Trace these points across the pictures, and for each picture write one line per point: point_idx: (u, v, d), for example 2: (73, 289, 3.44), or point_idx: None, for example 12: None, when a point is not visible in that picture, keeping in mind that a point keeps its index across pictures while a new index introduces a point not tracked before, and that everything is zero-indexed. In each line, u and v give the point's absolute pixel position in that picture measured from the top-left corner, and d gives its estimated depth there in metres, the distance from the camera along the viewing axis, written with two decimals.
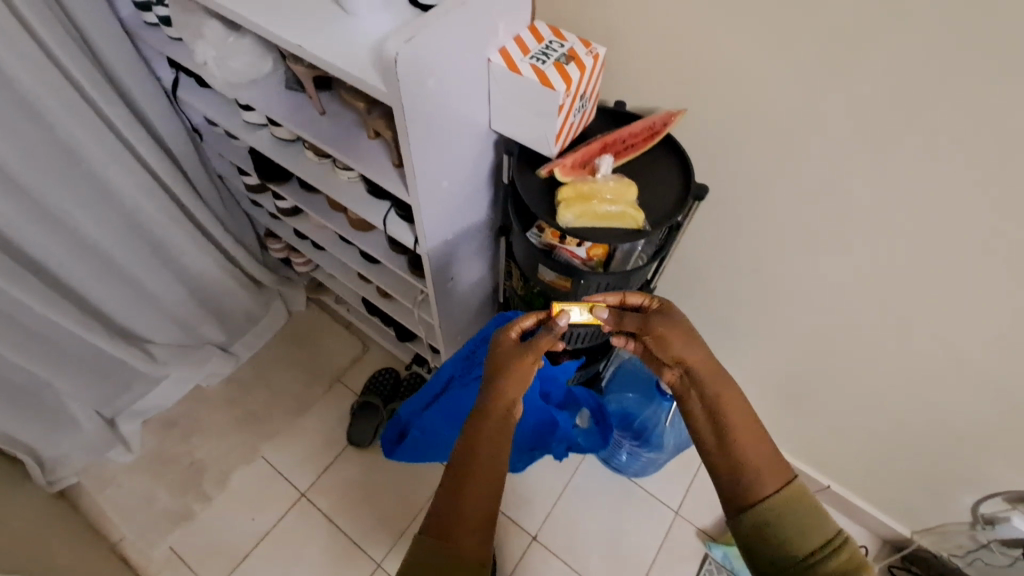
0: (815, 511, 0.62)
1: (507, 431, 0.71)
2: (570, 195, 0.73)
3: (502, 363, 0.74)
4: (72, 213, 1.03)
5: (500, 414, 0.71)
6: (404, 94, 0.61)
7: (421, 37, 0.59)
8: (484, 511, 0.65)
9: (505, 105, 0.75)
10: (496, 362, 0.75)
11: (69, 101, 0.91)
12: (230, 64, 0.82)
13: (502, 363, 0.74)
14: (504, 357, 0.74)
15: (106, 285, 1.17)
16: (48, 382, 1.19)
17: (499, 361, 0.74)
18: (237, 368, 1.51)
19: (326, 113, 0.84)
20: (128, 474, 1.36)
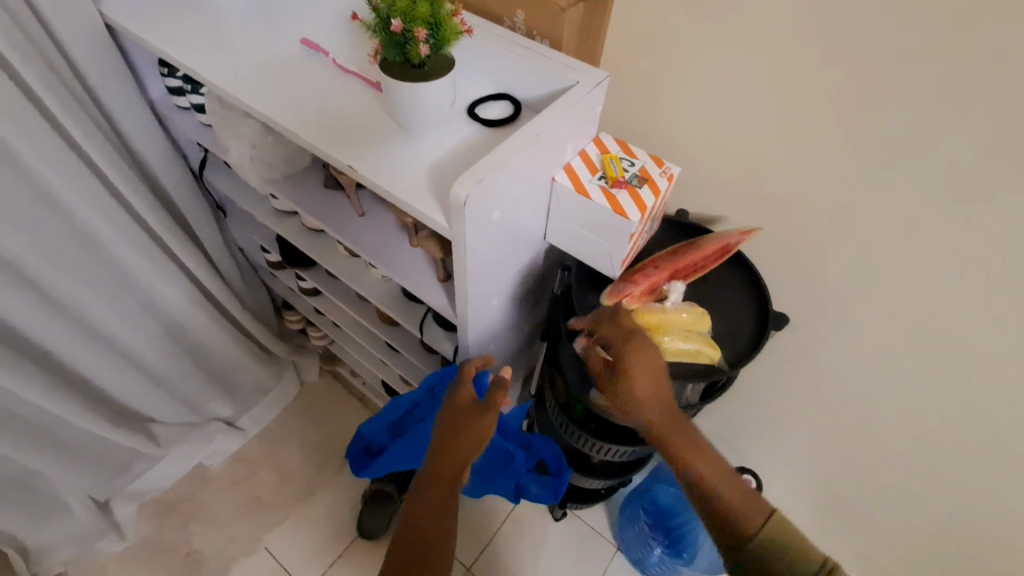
0: (786, 528, 0.58)
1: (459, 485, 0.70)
2: (636, 325, 0.65)
3: (455, 421, 0.71)
4: (82, 301, 0.96)
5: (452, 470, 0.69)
6: (468, 231, 0.54)
7: (493, 174, 0.52)
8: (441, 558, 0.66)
9: (567, 222, 0.68)
10: (448, 419, 0.72)
11: (88, 191, 0.84)
12: (266, 162, 0.77)
13: (456, 420, 0.71)
14: (456, 416, 0.71)
15: (110, 368, 1.09)
16: (39, 471, 1.09)
17: (452, 418, 0.71)
18: (244, 444, 1.41)
19: (365, 215, 0.78)
20: (117, 565, 1.25)
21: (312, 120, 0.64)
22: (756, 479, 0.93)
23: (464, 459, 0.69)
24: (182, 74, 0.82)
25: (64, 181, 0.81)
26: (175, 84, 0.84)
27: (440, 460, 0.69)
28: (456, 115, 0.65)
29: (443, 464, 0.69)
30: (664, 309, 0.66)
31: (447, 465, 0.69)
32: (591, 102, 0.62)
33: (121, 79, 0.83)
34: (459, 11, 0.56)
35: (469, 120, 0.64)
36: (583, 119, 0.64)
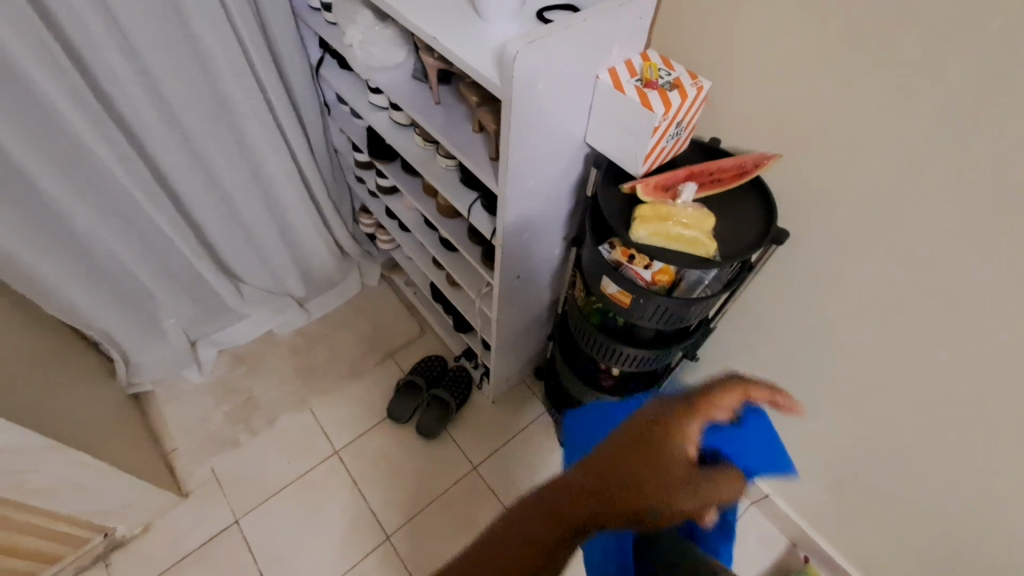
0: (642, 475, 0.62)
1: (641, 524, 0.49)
2: (646, 212, 0.75)
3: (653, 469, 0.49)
4: (211, 153, 1.18)
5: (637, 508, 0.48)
6: (516, 91, 0.68)
7: (542, 44, 0.65)
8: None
9: (604, 120, 0.79)
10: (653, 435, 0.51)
11: (233, 60, 1.04)
12: (370, 49, 0.94)
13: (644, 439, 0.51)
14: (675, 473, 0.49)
15: (220, 222, 1.32)
16: (152, 293, 1.35)
17: (640, 429, 0.51)
18: (307, 323, 1.63)
19: (441, 104, 0.93)
20: (193, 394, 1.50)
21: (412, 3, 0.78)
22: None
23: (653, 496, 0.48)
24: None
25: (218, 45, 1.01)
26: None
27: (615, 477, 0.49)
28: (527, 15, 0.78)
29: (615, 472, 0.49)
30: (677, 206, 0.75)
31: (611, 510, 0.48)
32: (640, 11, 0.73)
33: None
34: None
35: (536, 18, 0.77)
36: (632, 27, 0.75)
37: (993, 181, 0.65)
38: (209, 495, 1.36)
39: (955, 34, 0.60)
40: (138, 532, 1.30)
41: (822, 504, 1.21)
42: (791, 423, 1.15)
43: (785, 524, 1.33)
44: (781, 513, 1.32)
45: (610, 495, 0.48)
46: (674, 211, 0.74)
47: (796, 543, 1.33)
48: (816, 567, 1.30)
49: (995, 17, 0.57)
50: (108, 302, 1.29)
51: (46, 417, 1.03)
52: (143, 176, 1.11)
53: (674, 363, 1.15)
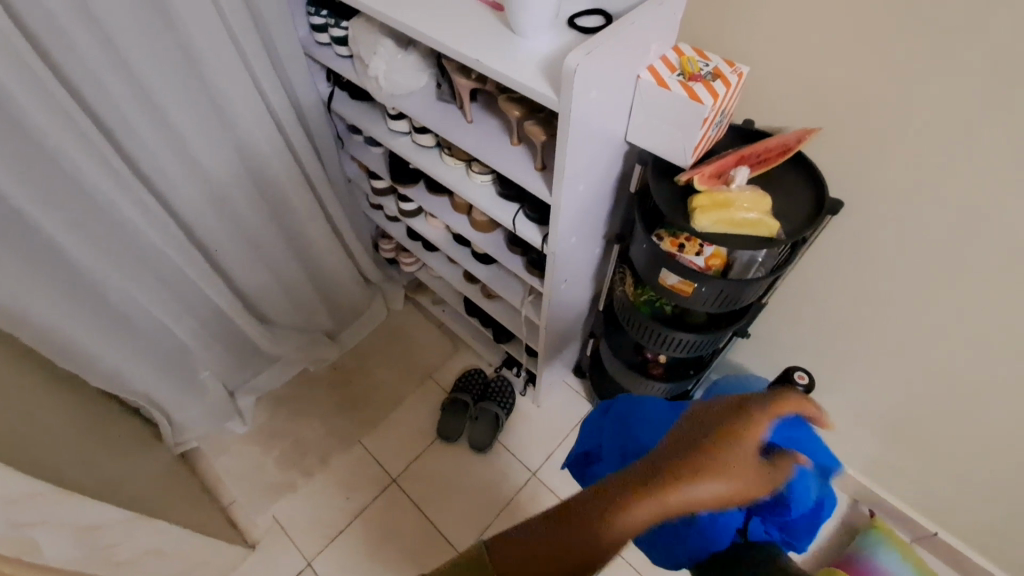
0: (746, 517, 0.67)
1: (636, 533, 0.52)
2: (705, 202, 0.77)
3: (686, 490, 0.53)
4: (235, 202, 1.17)
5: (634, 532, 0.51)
6: (573, 101, 0.68)
7: (595, 52, 0.66)
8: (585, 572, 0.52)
9: (648, 116, 0.80)
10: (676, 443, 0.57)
11: (252, 105, 1.04)
12: (395, 77, 0.94)
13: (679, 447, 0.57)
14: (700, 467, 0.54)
15: (249, 269, 1.31)
16: (190, 351, 1.33)
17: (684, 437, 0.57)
18: (340, 357, 1.63)
19: (473, 122, 0.94)
20: (240, 444, 1.48)
21: (445, 28, 0.79)
22: (808, 376, 1.02)
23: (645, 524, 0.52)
24: (328, 11, 1.01)
25: (236, 93, 1.00)
26: (320, 21, 1.03)
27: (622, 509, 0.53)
28: (558, 24, 0.79)
29: (658, 497, 0.52)
30: (732, 189, 0.77)
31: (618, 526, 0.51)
32: (673, 7, 0.75)
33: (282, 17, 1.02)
34: None
35: (568, 26, 0.79)
36: (666, 24, 0.76)
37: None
38: (275, 542, 1.35)
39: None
40: None
41: (883, 460, 1.25)
42: (842, 385, 1.18)
43: (846, 483, 1.36)
44: (841, 474, 1.35)
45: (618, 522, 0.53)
46: (734, 196, 0.76)
47: (859, 499, 1.37)
48: (883, 520, 1.33)
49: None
50: (148, 365, 1.27)
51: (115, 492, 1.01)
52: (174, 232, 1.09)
53: (722, 344, 1.16)
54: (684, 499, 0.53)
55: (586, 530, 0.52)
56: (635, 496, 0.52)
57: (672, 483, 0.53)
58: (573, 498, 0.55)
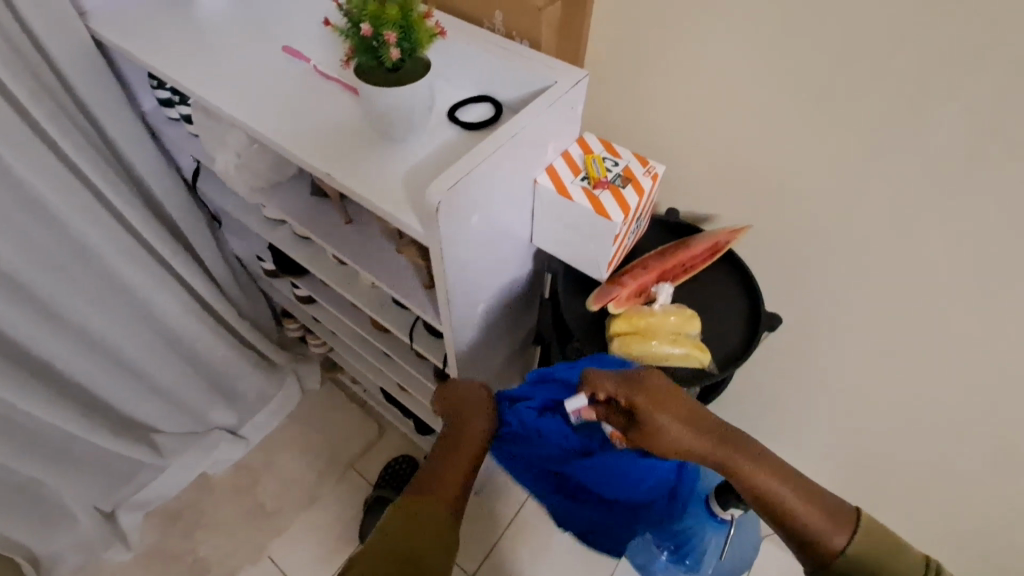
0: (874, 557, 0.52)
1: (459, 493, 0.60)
2: (623, 328, 0.64)
3: (473, 421, 0.65)
4: (78, 309, 0.96)
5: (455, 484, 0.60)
6: (444, 234, 0.54)
7: (467, 177, 0.53)
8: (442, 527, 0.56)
9: (551, 225, 0.67)
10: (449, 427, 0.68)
11: (80, 202, 0.84)
12: (252, 169, 0.77)
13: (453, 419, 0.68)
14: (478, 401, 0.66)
15: (111, 378, 1.09)
16: (43, 481, 1.10)
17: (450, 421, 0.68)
18: (247, 452, 1.42)
19: (352, 222, 0.77)
20: (123, 575, 1.25)
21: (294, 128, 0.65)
22: None
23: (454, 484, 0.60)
24: (171, 86, 0.83)
25: (53, 190, 0.80)
26: (164, 95, 0.85)
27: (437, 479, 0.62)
28: (436, 118, 0.66)
29: (463, 434, 0.64)
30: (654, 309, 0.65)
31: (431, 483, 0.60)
32: (571, 101, 0.61)
33: (112, 95, 0.83)
34: (431, 12, 0.54)
35: (448, 120, 0.65)
36: (565, 118, 0.63)
37: (999, 246, 0.55)
38: None
39: (943, 90, 0.49)
40: None
41: None
42: None
43: None
44: None
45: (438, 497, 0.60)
46: (657, 320, 0.63)
47: None
48: None
49: (993, 63, 0.46)
50: None
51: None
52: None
53: None
54: (475, 432, 0.64)
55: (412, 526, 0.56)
56: (452, 443, 0.63)
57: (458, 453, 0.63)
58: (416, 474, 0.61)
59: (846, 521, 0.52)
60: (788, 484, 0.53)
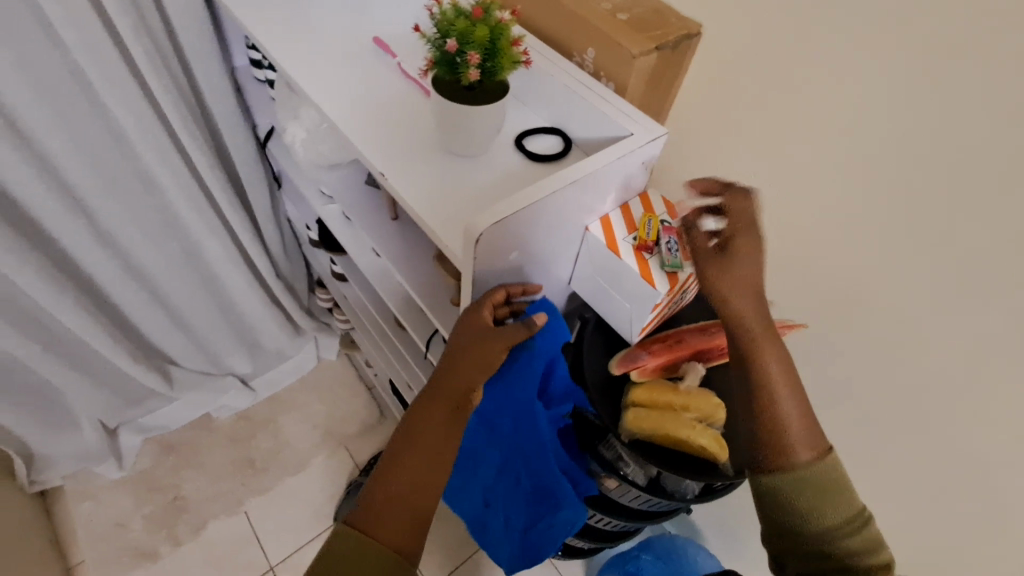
0: (841, 477, 0.48)
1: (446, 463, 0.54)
2: (642, 398, 0.61)
3: (436, 406, 0.56)
4: (127, 235, 0.99)
5: (435, 451, 0.54)
6: (478, 265, 0.53)
7: (518, 214, 0.51)
8: (420, 505, 0.51)
9: (593, 275, 0.64)
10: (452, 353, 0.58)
11: (153, 137, 0.87)
12: (317, 147, 0.79)
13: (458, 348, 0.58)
14: (450, 381, 0.57)
15: (143, 305, 1.13)
16: (57, 387, 1.15)
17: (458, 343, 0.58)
18: (251, 405, 1.45)
19: (399, 220, 0.77)
20: (109, 491, 1.30)
21: (362, 119, 0.65)
22: None
23: (439, 444, 0.55)
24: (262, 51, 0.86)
25: (132, 123, 0.84)
26: (254, 56, 0.88)
27: (424, 429, 0.55)
28: (503, 143, 0.65)
29: (417, 428, 0.55)
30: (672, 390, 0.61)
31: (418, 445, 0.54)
32: (643, 156, 0.58)
33: (207, 46, 0.87)
34: (521, 41, 0.53)
35: (514, 147, 0.64)
36: (634, 173, 0.60)
37: None
38: None
39: None
40: None
41: None
42: None
43: None
44: None
45: (422, 457, 0.53)
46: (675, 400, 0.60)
47: None
48: None
49: None
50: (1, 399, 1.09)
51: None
52: (35, 266, 0.91)
53: None
54: (438, 417, 0.56)
55: (392, 495, 0.51)
56: (405, 437, 0.54)
57: (450, 410, 0.56)
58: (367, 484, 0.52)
59: (817, 447, 0.48)
60: (795, 399, 0.49)
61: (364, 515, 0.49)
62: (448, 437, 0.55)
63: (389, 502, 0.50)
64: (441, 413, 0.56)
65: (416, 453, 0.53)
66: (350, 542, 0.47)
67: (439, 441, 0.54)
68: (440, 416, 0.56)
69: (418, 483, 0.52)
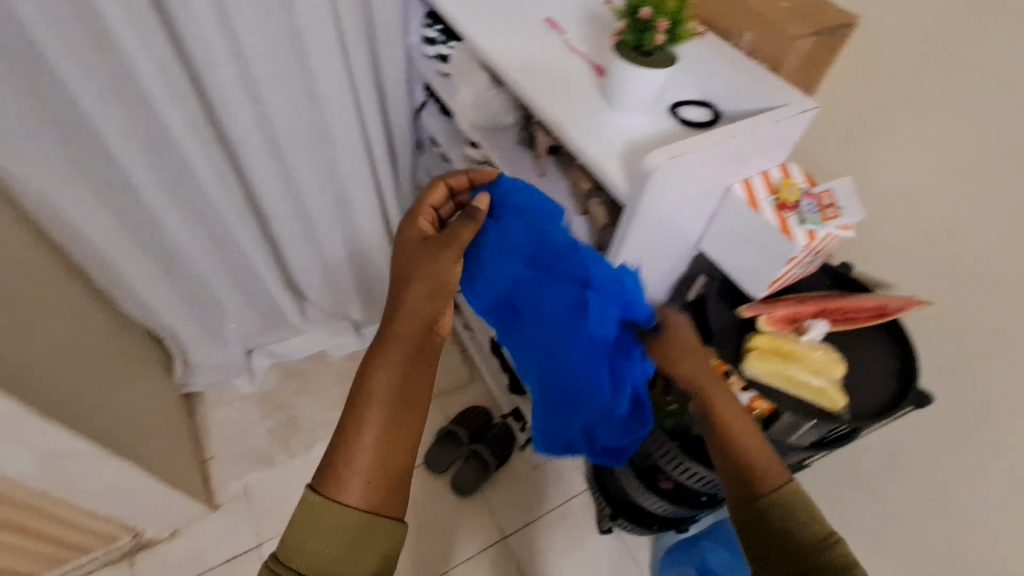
0: (795, 493, 0.63)
1: (396, 411, 0.65)
2: (763, 344, 0.67)
3: (392, 356, 0.67)
4: (300, 178, 1.15)
5: (389, 400, 0.65)
6: (643, 199, 0.62)
7: (683, 160, 0.60)
8: (375, 457, 0.63)
9: (728, 231, 0.71)
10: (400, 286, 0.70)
11: (340, 92, 1.03)
12: (482, 110, 0.92)
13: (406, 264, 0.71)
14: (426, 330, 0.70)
15: (295, 243, 1.30)
16: (219, 304, 1.35)
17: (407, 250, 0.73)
18: (360, 349, 1.62)
19: (545, 176, 0.87)
20: (239, 402, 1.50)
21: (539, 79, 0.75)
22: None
23: (387, 397, 0.65)
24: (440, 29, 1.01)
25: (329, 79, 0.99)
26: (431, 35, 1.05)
27: (373, 383, 0.66)
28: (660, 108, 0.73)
29: (380, 386, 0.66)
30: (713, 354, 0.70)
31: (371, 396, 0.65)
32: (793, 125, 0.65)
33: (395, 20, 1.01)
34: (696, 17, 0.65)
35: (669, 112, 0.72)
36: (780, 140, 0.67)
37: None
38: (238, 510, 1.34)
39: None
40: (166, 535, 1.29)
41: None
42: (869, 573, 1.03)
43: None
44: None
45: (373, 410, 0.65)
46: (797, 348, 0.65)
47: None
48: None
49: None
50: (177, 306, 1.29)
51: (120, 420, 1.05)
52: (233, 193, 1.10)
53: None
54: (389, 372, 0.66)
55: (350, 449, 0.63)
56: (366, 402, 0.65)
57: (395, 356, 0.67)
58: (330, 450, 0.63)
59: (773, 470, 0.64)
60: (750, 434, 0.66)
61: (327, 468, 0.62)
62: (395, 386, 0.66)
63: (347, 454, 0.62)
64: (387, 368, 0.66)
65: (371, 410, 0.64)
66: (317, 497, 0.60)
67: (393, 395, 0.65)
68: (390, 364, 0.67)
69: (371, 436, 0.64)
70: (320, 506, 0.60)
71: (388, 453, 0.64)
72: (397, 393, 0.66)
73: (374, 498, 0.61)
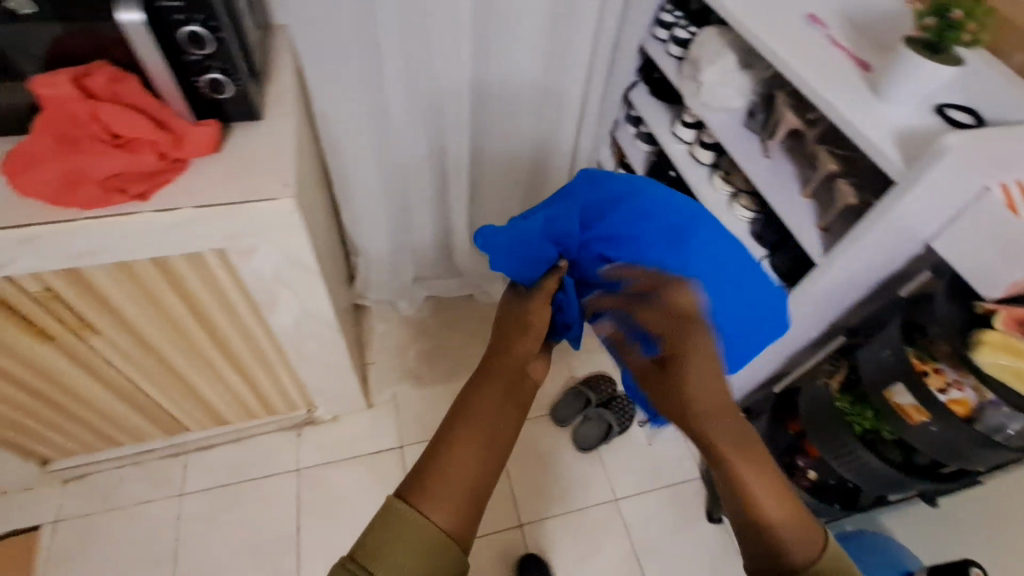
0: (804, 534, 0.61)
1: (493, 445, 0.64)
2: (995, 338, 0.74)
3: (490, 391, 0.68)
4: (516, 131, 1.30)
5: (487, 430, 0.65)
6: (923, 177, 0.68)
7: (974, 146, 0.66)
8: (462, 477, 0.61)
9: (970, 233, 0.74)
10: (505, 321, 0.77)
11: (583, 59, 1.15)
12: (721, 90, 1.00)
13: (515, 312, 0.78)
14: (502, 355, 0.72)
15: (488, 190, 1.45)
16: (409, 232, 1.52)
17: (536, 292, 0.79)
18: None
19: (771, 158, 0.96)
20: (398, 323, 1.68)
21: (810, 63, 0.82)
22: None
23: (488, 424, 0.65)
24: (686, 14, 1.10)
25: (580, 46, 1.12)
26: (669, 19, 1.14)
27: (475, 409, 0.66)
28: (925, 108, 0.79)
29: (473, 410, 0.66)
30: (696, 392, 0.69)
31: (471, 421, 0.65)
32: None
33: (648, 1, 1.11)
34: None
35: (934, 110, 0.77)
36: None
37: None
38: (388, 413, 1.52)
39: None
40: (330, 419, 1.48)
41: None
42: None
43: None
44: None
45: (465, 432, 0.64)
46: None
47: None
48: None
49: None
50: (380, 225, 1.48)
51: None
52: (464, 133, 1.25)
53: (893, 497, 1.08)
54: (488, 402, 0.67)
55: (437, 463, 0.61)
56: (458, 423, 0.65)
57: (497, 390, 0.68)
58: (416, 466, 0.62)
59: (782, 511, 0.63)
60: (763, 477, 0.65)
61: (416, 474, 0.61)
62: (496, 414, 0.66)
63: (439, 472, 0.60)
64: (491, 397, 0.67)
65: (461, 432, 0.64)
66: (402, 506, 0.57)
67: (489, 417, 0.66)
68: (494, 392, 0.68)
69: (464, 461, 0.62)
70: (407, 517, 0.56)
71: (478, 481, 0.62)
72: (495, 425, 0.65)
73: (457, 521, 0.58)
